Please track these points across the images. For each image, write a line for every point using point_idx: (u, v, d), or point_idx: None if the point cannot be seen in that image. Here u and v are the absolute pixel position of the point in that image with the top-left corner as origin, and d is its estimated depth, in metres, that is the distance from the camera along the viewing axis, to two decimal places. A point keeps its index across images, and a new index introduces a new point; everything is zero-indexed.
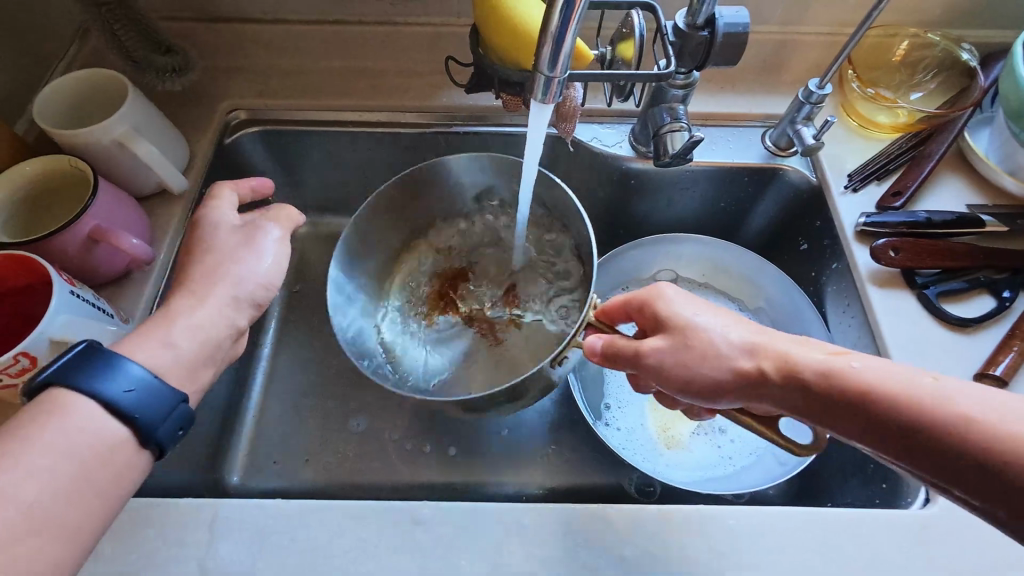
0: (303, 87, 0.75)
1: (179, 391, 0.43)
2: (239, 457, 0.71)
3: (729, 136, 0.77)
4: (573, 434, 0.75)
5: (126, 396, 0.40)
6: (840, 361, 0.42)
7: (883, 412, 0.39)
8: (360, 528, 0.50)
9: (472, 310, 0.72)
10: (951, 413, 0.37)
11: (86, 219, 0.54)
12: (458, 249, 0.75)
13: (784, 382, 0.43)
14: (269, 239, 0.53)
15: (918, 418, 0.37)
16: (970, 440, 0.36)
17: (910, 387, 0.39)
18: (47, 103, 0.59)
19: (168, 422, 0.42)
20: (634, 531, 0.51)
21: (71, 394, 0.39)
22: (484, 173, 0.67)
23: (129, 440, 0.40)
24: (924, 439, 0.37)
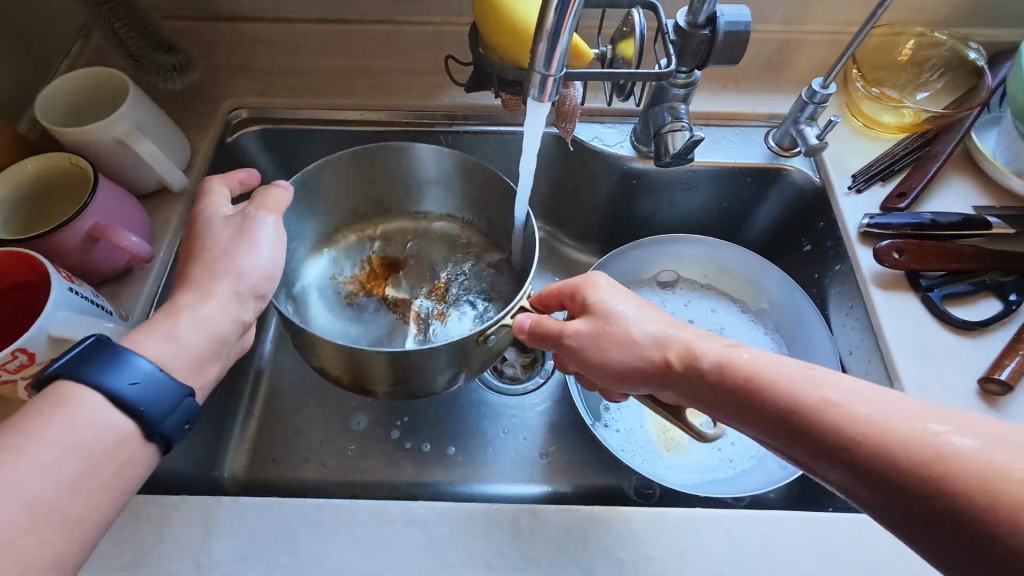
0: (304, 86, 0.75)
1: (184, 385, 0.42)
2: (238, 454, 0.71)
3: (732, 136, 0.76)
4: (572, 435, 0.75)
5: (132, 389, 0.40)
6: (734, 352, 0.44)
7: (765, 399, 0.41)
8: (355, 528, 0.50)
9: (399, 298, 0.71)
10: (821, 401, 0.39)
11: (86, 216, 0.54)
12: (394, 242, 0.75)
13: (685, 372, 0.45)
14: (267, 229, 0.52)
15: (797, 405, 0.39)
16: (840, 425, 0.37)
17: (791, 377, 0.41)
18: (49, 101, 0.60)
19: (174, 416, 0.41)
20: (630, 534, 0.50)
21: (79, 386, 0.39)
22: (447, 170, 0.68)
23: (135, 433, 0.40)
24: (797, 425, 0.39)
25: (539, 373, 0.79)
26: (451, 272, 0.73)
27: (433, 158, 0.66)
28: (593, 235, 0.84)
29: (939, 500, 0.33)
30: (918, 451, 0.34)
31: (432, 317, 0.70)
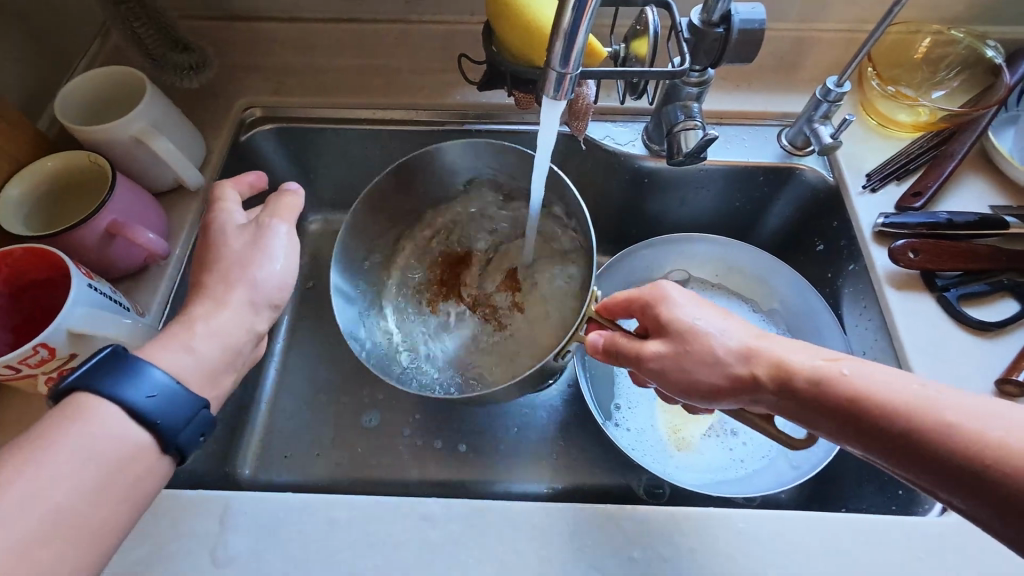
0: (317, 85, 0.75)
1: (199, 399, 0.43)
2: (250, 450, 0.72)
3: (745, 135, 0.76)
4: (583, 434, 0.75)
5: (149, 402, 0.41)
6: (833, 366, 0.42)
7: (873, 420, 0.39)
8: (369, 524, 0.50)
9: (475, 296, 0.73)
10: (939, 423, 0.36)
11: (105, 213, 0.55)
12: (459, 233, 0.76)
13: (778, 388, 0.43)
14: (278, 236, 0.52)
15: (908, 424, 0.37)
16: (960, 445, 0.35)
17: (900, 395, 0.38)
18: (69, 99, 0.61)
19: (188, 429, 0.42)
20: (642, 532, 0.50)
21: (96, 398, 0.39)
22: (487, 158, 0.67)
23: (151, 445, 0.41)
24: (910, 446, 0.37)
25: None
26: (517, 255, 0.74)
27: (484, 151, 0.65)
28: (604, 234, 0.84)
29: None
30: None
31: (507, 305, 0.71)
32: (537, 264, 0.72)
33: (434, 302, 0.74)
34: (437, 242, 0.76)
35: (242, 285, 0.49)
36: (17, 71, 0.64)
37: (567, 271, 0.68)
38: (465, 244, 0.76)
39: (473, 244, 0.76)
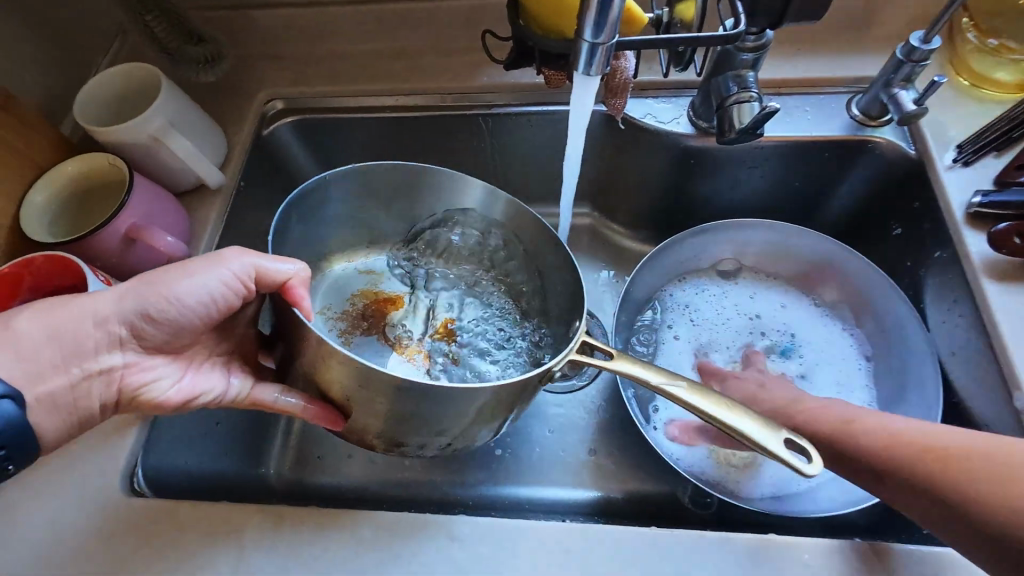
0: (337, 73, 0.72)
1: (3, 385, 0.40)
2: (285, 452, 0.69)
3: (807, 106, 0.67)
4: (624, 438, 0.70)
5: None
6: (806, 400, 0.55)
7: (828, 436, 0.50)
8: (392, 542, 0.47)
9: (401, 336, 0.63)
10: (878, 437, 0.48)
11: (123, 217, 0.54)
12: (390, 278, 0.67)
13: (814, 431, 0.51)
14: (222, 276, 0.46)
15: (852, 437, 0.49)
16: (883, 451, 0.47)
17: (851, 418, 0.51)
18: (89, 102, 0.60)
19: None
20: (689, 560, 0.46)
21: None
22: (494, 212, 0.60)
23: None
24: (855, 458, 0.48)
25: (585, 372, 0.74)
26: (466, 310, 0.64)
27: (488, 199, 0.60)
28: (646, 221, 0.77)
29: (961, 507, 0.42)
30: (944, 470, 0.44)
31: (434, 359, 0.61)
32: (487, 327, 0.63)
33: (352, 336, 0.62)
34: (366, 278, 0.66)
35: (138, 281, 0.45)
36: (40, 74, 0.63)
37: (523, 357, 0.61)
38: (392, 287, 0.66)
39: (405, 292, 0.66)
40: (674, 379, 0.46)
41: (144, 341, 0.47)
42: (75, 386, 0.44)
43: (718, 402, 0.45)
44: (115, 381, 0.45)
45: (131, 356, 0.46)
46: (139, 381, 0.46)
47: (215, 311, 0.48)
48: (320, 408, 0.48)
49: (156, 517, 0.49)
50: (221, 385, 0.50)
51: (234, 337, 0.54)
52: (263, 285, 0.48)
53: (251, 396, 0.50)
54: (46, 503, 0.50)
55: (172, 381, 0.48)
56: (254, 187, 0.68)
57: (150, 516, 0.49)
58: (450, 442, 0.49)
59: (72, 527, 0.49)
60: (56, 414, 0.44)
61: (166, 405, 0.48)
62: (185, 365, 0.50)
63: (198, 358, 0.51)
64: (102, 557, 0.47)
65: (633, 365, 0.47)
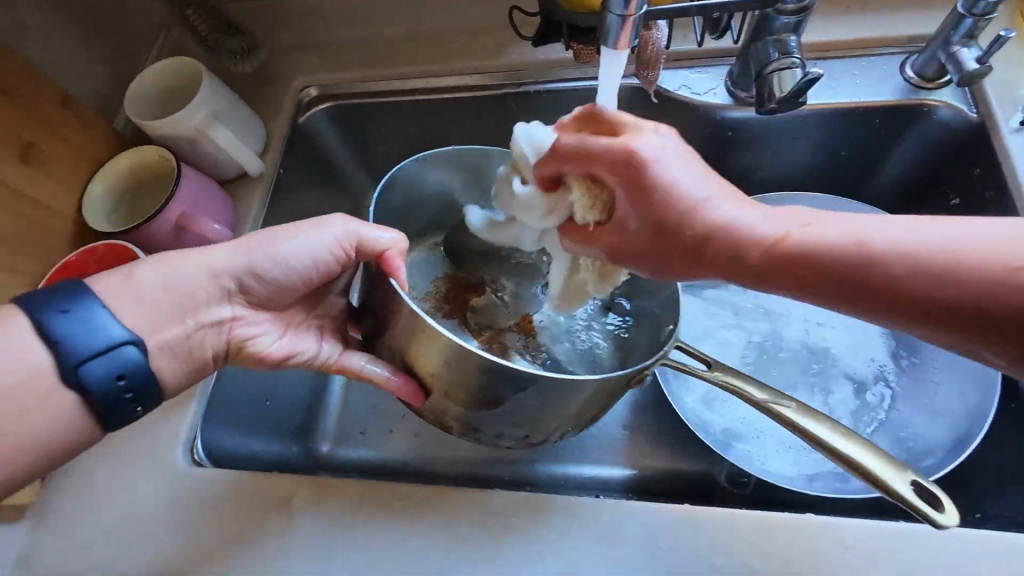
0: (370, 56, 0.72)
1: (125, 330, 0.41)
2: (329, 427, 0.72)
3: (856, 69, 0.63)
4: (658, 417, 0.70)
5: (64, 320, 0.40)
6: (821, 231, 0.37)
7: (877, 275, 0.35)
8: (432, 514, 0.50)
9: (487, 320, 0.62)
10: (957, 265, 0.33)
11: (173, 206, 0.58)
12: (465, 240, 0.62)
13: (848, 275, 0.36)
14: (327, 238, 0.47)
15: (875, 271, 0.35)
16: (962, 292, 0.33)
17: (909, 244, 0.34)
18: (135, 102, 0.62)
19: (102, 358, 0.40)
20: (726, 539, 0.46)
21: (22, 310, 0.40)
22: None
23: (54, 370, 0.39)
24: (902, 299, 0.34)
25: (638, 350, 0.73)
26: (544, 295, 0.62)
27: None
28: None
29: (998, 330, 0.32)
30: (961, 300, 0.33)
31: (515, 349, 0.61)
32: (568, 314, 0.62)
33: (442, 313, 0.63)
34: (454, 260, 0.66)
35: (251, 238, 0.47)
36: (93, 72, 0.67)
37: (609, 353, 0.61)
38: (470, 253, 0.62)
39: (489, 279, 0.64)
40: (779, 398, 0.49)
41: (250, 296, 0.48)
42: (190, 337, 0.46)
43: (831, 429, 0.46)
44: (225, 332, 0.47)
45: (238, 309, 0.48)
46: (245, 334, 0.49)
47: (315, 274, 0.49)
48: (403, 381, 0.49)
49: (218, 487, 0.53)
50: (314, 347, 0.51)
51: (327, 304, 0.54)
52: (359, 253, 0.48)
53: (340, 361, 0.51)
54: (122, 471, 0.54)
55: (274, 338, 0.50)
56: (294, 174, 0.70)
57: (212, 487, 0.53)
58: (524, 436, 0.51)
59: (144, 495, 0.53)
60: (177, 361, 0.46)
61: (267, 359, 0.50)
62: (286, 322, 0.51)
63: (297, 318, 0.52)
64: (169, 523, 0.51)
65: (731, 377, 0.51)
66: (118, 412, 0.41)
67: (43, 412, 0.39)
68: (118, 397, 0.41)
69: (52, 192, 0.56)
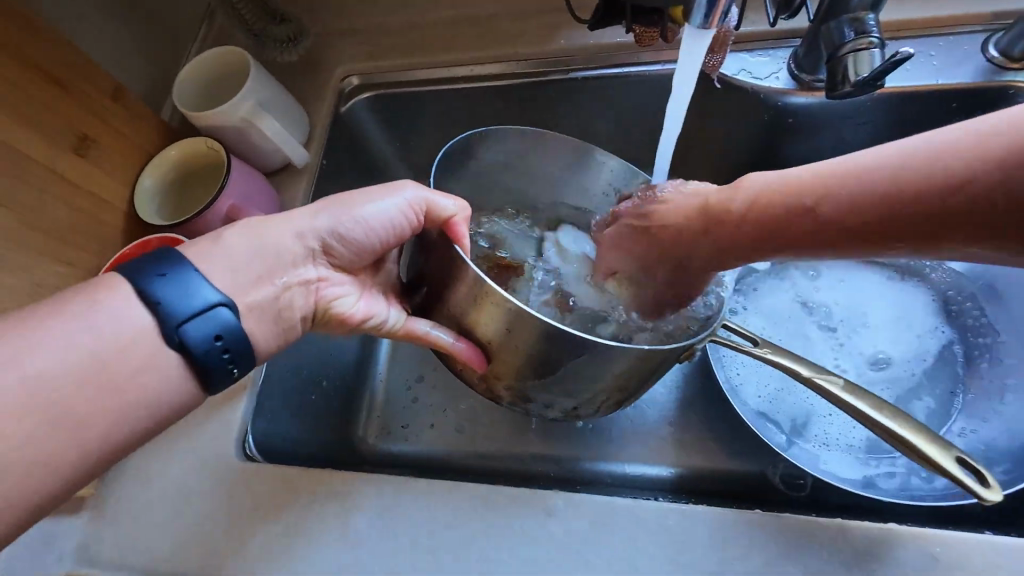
0: (413, 44, 0.71)
1: (220, 292, 0.40)
2: (370, 420, 0.71)
3: (933, 50, 0.59)
4: (707, 414, 0.68)
5: (161, 282, 0.39)
6: (787, 178, 0.42)
7: (837, 198, 0.39)
8: (489, 513, 0.48)
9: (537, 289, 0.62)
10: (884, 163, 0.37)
11: (223, 198, 0.57)
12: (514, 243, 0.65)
13: (805, 206, 0.40)
14: (404, 202, 0.48)
15: (836, 191, 0.39)
16: (901, 185, 0.36)
17: (850, 161, 0.39)
18: (184, 89, 0.62)
19: (199, 319, 0.39)
20: (801, 544, 0.44)
21: (120, 274, 0.39)
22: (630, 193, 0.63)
23: (152, 332, 0.38)
24: (865, 207, 0.38)
25: None
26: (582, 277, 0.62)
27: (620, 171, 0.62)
28: None
29: (962, 208, 0.34)
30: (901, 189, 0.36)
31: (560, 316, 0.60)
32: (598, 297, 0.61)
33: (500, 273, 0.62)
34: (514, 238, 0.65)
35: (331, 200, 0.47)
36: (138, 63, 0.66)
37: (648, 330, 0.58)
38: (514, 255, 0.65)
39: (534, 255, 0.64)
40: (828, 375, 0.48)
41: (332, 258, 0.48)
42: (279, 297, 0.44)
43: (880, 405, 0.46)
44: (313, 293, 0.47)
45: (322, 271, 0.48)
46: (331, 296, 0.48)
47: (392, 237, 0.49)
48: (471, 347, 0.48)
49: (273, 480, 0.52)
50: (385, 312, 0.51)
51: (383, 273, 0.54)
52: (431, 221, 0.49)
53: (406, 326, 0.50)
54: (177, 464, 0.54)
55: (354, 300, 0.50)
56: (337, 165, 0.69)
57: (268, 479, 0.52)
58: (573, 407, 0.52)
59: (201, 488, 0.53)
60: (267, 322, 0.44)
61: (350, 321, 0.50)
62: (361, 285, 0.51)
63: (367, 282, 0.52)
64: (224, 516, 0.51)
65: (782, 355, 0.50)
66: (210, 375, 0.40)
67: (136, 378, 0.37)
68: (215, 357, 0.39)
69: (106, 185, 0.56)
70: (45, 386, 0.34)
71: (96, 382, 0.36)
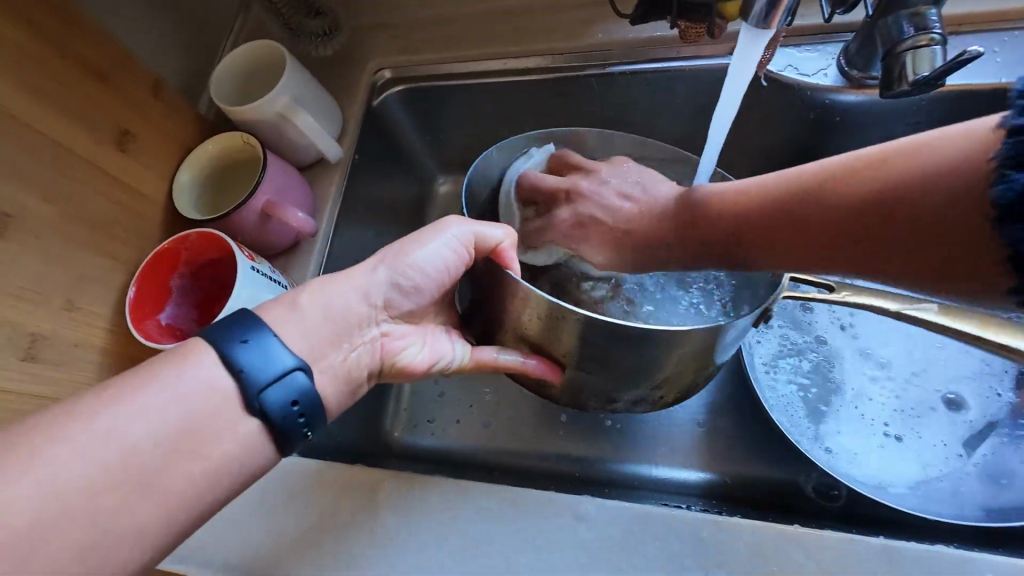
0: (446, 37, 0.70)
1: (296, 356, 0.39)
2: (398, 414, 0.72)
3: (996, 46, 0.56)
4: (739, 418, 0.67)
5: (244, 350, 0.38)
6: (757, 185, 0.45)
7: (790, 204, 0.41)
8: (521, 517, 0.48)
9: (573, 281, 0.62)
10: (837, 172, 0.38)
11: (259, 194, 0.57)
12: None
13: (767, 210, 0.43)
14: (454, 240, 0.47)
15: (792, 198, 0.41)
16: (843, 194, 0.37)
17: (813, 170, 0.40)
18: (224, 82, 0.62)
19: (278, 385, 0.38)
20: (839, 560, 0.43)
21: (203, 339, 0.38)
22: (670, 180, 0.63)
23: (235, 398, 0.38)
24: (810, 217, 0.39)
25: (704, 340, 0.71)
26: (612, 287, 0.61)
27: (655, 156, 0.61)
28: None
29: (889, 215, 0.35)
30: (836, 193, 0.38)
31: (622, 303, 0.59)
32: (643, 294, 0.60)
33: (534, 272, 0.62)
34: None
35: (383, 249, 0.47)
36: (177, 56, 0.67)
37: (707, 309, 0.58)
38: None
39: None
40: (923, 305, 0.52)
41: (391, 310, 0.47)
42: (347, 359, 0.44)
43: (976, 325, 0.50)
44: (378, 349, 0.46)
45: (385, 326, 0.47)
46: (396, 349, 0.48)
47: (446, 278, 0.49)
48: (545, 361, 0.51)
49: (306, 475, 0.52)
50: (452, 352, 0.51)
51: None
52: (475, 251, 0.49)
53: (476, 357, 0.51)
54: None
55: (418, 349, 0.49)
56: (370, 160, 0.69)
57: (300, 475, 0.53)
58: (660, 395, 0.54)
59: None
60: (339, 383, 0.43)
61: (416, 370, 0.49)
62: (424, 331, 0.51)
63: (429, 324, 0.52)
64: (257, 509, 0.51)
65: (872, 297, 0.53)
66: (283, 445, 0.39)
67: (217, 444, 0.36)
68: (292, 422, 0.39)
69: (142, 178, 0.56)
70: (127, 452, 0.34)
71: (180, 445, 0.35)
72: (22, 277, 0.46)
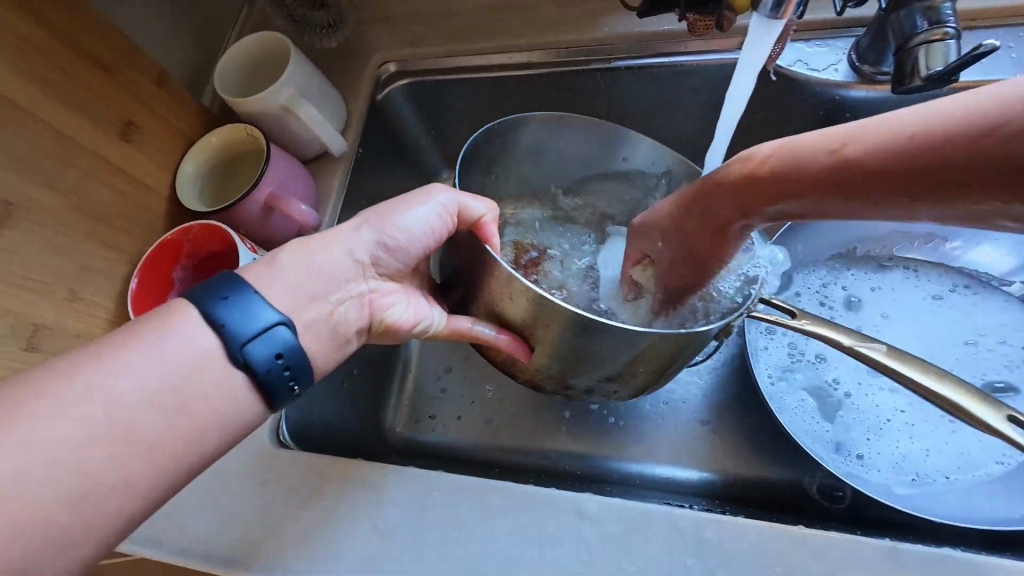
0: (451, 30, 0.69)
1: (279, 312, 0.39)
2: (399, 410, 0.72)
3: (1011, 42, 0.55)
4: (742, 418, 0.66)
5: (227, 307, 0.38)
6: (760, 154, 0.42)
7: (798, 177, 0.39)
8: (522, 514, 0.48)
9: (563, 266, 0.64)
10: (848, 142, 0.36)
11: (262, 186, 0.57)
12: (539, 230, 0.67)
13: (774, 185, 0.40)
14: (440, 207, 0.47)
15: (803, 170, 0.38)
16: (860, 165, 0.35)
17: (821, 138, 0.38)
18: (228, 73, 0.62)
19: (261, 340, 0.38)
20: (844, 562, 0.43)
21: (187, 299, 0.38)
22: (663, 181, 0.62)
23: (219, 350, 0.37)
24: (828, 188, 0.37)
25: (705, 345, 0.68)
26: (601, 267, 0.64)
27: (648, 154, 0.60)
28: None
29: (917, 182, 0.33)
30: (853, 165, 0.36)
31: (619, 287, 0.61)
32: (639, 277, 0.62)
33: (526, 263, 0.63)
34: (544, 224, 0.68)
35: (371, 213, 0.46)
36: (181, 47, 0.67)
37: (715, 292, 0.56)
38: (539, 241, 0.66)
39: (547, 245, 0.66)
40: (869, 342, 0.48)
41: (379, 268, 0.47)
42: (331, 315, 0.43)
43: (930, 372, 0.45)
44: (365, 305, 0.46)
45: (372, 283, 0.47)
46: (382, 306, 0.48)
47: (432, 243, 0.49)
48: (511, 336, 0.49)
49: (306, 469, 0.52)
50: (430, 314, 0.51)
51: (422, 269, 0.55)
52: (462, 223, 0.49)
53: (449, 324, 0.51)
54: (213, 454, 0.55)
55: (403, 307, 0.50)
56: (373, 153, 0.69)
57: (300, 469, 0.52)
58: (613, 389, 0.53)
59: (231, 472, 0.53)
60: (323, 337, 0.43)
61: (401, 328, 0.50)
62: (407, 290, 0.51)
63: (411, 285, 0.52)
64: (256, 501, 0.51)
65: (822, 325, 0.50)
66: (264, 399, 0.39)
67: (203, 401, 0.36)
68: (278, 375, 0.39)
69: (147, 170, 0.56)
70: (121, 429, 0.34)
71: (172, 418, 0.35)
72: (25, 267, 0.46)
